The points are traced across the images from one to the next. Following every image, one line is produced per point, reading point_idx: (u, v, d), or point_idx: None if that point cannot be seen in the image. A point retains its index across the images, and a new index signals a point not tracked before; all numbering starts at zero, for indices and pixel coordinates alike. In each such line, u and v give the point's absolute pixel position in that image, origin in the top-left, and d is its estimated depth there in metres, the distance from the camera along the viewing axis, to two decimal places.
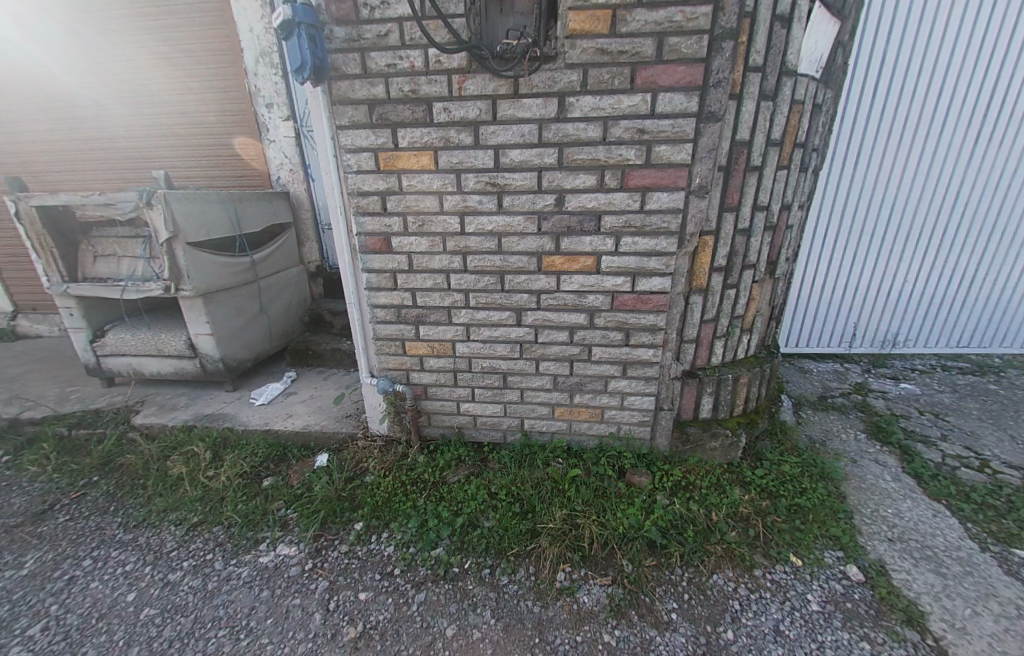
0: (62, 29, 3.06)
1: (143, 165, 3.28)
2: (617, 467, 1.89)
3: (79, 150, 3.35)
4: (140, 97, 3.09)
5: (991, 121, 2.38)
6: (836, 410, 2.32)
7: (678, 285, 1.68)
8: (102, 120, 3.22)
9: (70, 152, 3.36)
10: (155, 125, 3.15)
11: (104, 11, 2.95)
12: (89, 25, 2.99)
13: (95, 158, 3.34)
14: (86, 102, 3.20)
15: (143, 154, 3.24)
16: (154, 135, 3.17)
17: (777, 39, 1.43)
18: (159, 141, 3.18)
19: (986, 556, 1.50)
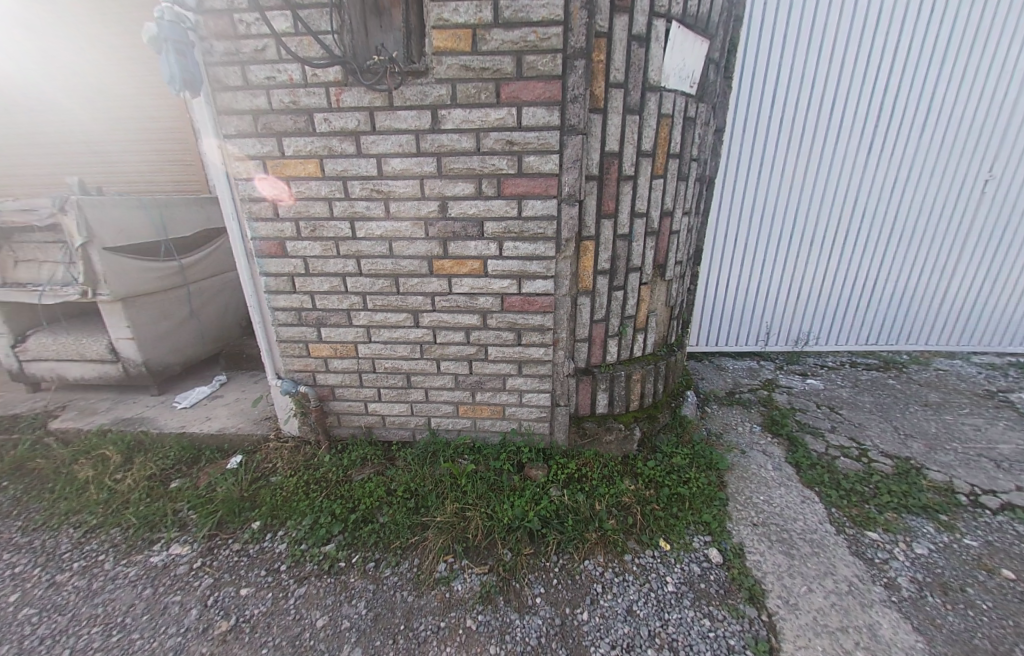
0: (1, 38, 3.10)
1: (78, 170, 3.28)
2: (516, 462, 1.97)
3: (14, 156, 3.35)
4: (81, 106, 3.15)
5: (877, 131, 2.54)
6: (740, 405, 2.44)
7: (562, 286, 1.76)
8: (41, 127, 3.25)
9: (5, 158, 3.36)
10: (95, 132, 3.19)
11: (43, 21, 3.02)
12: (31, 37, 3.07)
13: (32, 164, 3.35)
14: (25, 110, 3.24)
15: (82, 160, 3.26)
16: (94, 142, 3.22)
17: (636, 57, 1.51)
18: (98, 146, 3.22)
19: (838, 536, 1.61)
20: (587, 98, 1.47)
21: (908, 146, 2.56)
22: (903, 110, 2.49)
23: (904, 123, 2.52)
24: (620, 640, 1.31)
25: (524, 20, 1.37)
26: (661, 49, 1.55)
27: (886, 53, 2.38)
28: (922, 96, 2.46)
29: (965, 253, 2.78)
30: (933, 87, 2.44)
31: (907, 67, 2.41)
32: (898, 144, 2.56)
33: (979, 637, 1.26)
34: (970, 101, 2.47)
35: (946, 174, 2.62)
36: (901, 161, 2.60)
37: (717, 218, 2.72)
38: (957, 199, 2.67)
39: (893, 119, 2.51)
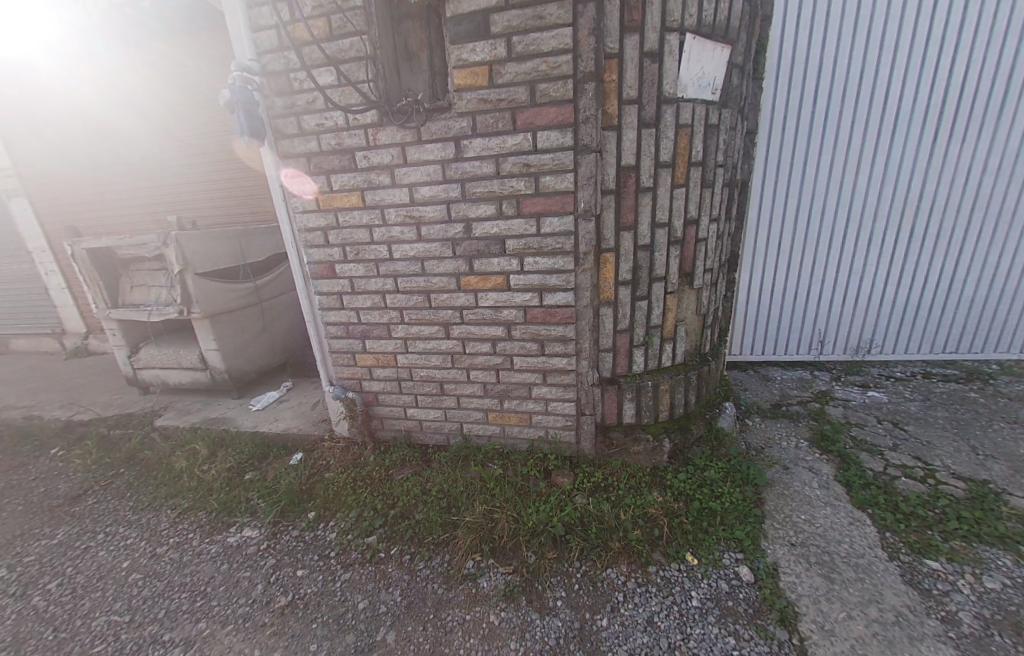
0: (117, 103, 3.75)
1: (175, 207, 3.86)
2: (543, 468, 2.04)
3: (127, 199, 4.00)
4: (176, 153, 3.71)
5: (947, 117, 2.30)
6: (786, 417, 2.31)
7: (583, 298, 1.84)
8: (145, 174, 3.86)
9: (120, 201, 4.03)
10: (188, 174, 3.73)
11: (149, 86, 3.62)
12: (139, 100, 3.68)
13: (140, 205, 3.98)
14: (134, 160, 3.86)
15: (177, 199, 3.83)
16: (184, 182, 3.76)
17: (648, 73, 1.58)
18: (190, 186, 3.75)
19: (890, 563, 1.48)
20: (598, 117, 1.57)
21: (987, 131, 2.30)
22: (977, 91, 2.24)
23: (980, 105, 2.26)
24: (638, 648, 1.32)
25: (536, 52, 1.50)
26: (675, 62, 1.59)
27: (953, 31, 2.16)
28: (1002, 74, 2.20)
29: None
30: (1016, 62, 2.18)
31: (980, 44, 2.17)
32: (974, 129, 2.30)
33: None
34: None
35: None
36: (978, 148, 2.33)
37: (759, 221, 2.59)
38: None
39: (966, 102, 2.27)
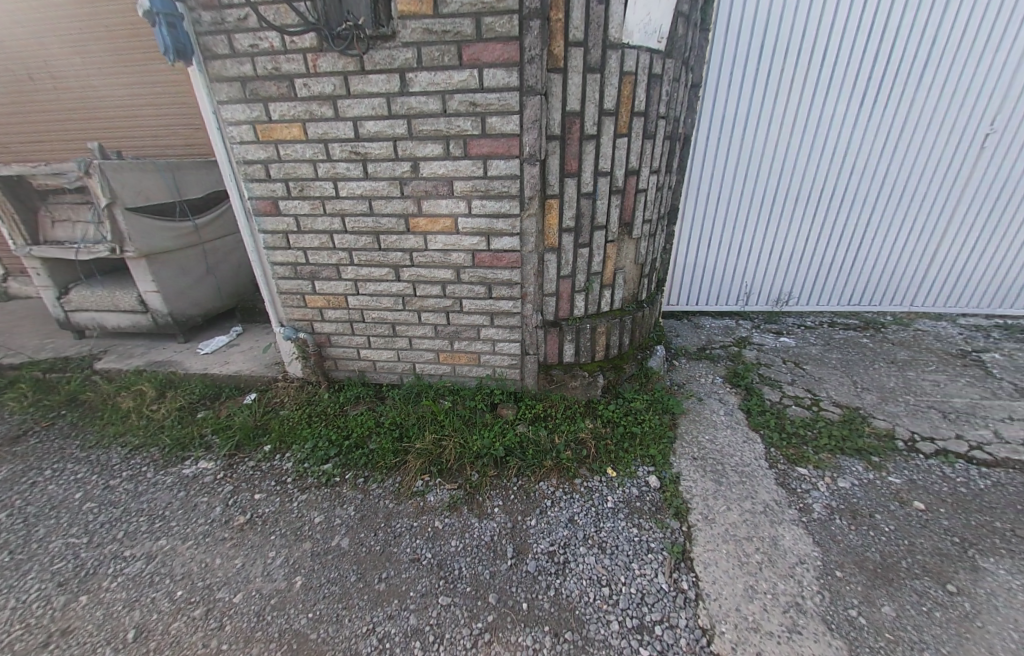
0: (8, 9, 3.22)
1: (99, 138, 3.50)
2: (490, 401, 2.22)
3: (39, 128, 3.57)
4: (91, 75, 3.30)
5: (873, 82, 2.46)
6: (707, 359, 2.63)
7: (528, 243, 1.93)
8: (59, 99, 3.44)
9: (31, 130, 3.59)
10: (111, 100, 3.35)
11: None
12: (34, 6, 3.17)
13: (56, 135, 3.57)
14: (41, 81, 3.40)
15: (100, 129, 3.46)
16: (107, 109, 3.38)
17: (594, 15, 1.59)
18: (115, 115, 3.38)
19: (768, 470, 1.81)
20: (543, 59, 1.58)
21: (905, 99, 2.49)
22: (902, 58, 2.39)
23: (904, 72, 2.42)
24: (558, 539, 1.58)
25: None
26: (621, 5, 1.61)
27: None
28: (926, 42, 2.35)
29: (957, 213, 2.76)
30: (940, 31, 2.32)
31: (910, 10, 2.28)
32: (895, 96, 2.48)
33: (871, 551, 1.46)
34: (979, 46, 2.34)
35: (944, 127, 2.55)
36: (897, 115, 2.53)
37: (699, 177, 2.75)
38: (955, 154, 2.61)
39: (892, 68, 2.42)
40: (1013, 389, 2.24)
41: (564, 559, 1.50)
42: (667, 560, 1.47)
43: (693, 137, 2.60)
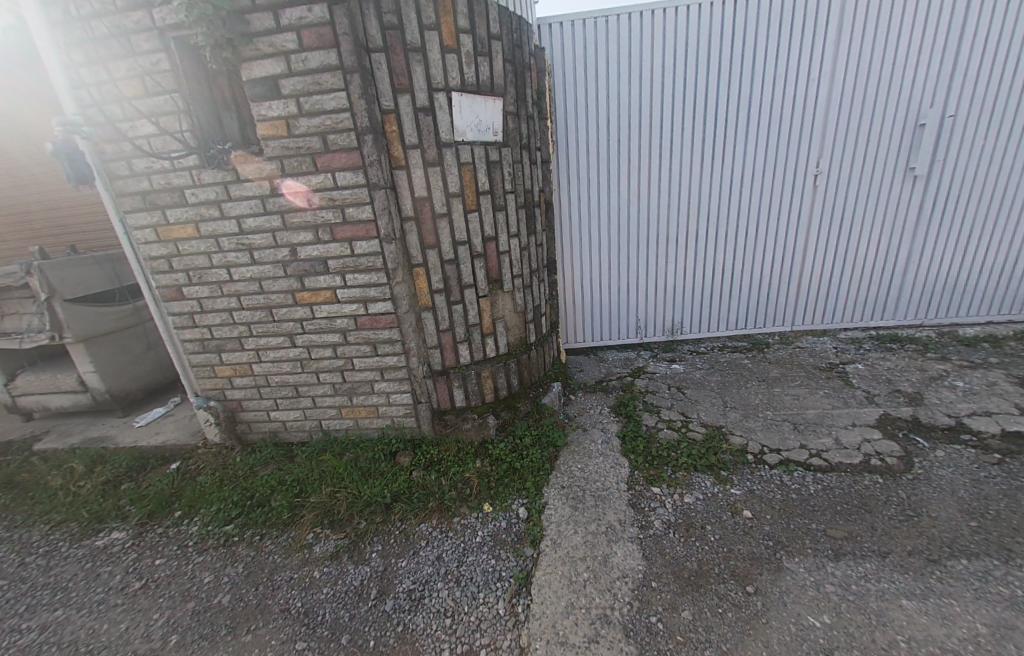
0: None
1: (88, 238, 4.16)
2: (390, 451, 2.39)
3: (29, 236, 4.16)
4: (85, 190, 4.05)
5: (702, 142, 2.87)
6: (601, 391, 2.89)
7: (402, 306, 2.21)
8: (51, 212, 4.10)
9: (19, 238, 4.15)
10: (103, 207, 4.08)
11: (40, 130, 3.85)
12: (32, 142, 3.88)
13: (43, 239, 4.15)
14: (33, 197, 4.04)
15: (90, 232, 4.14)
16: (98, 215, 4.10)
17: (423, 124, 1.99)
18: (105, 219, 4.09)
19: (625, 491, 2.00)
20: (380, 161, 1.96)
21: (734, 152, 2.89)
22: (720, 122, 2.82)
23: (725, 131, 2.84)
24: (421, 577, 1.72)
25: (320, 110, 1.90)
26: (447, 115, 2.01)
27: (693, 74, 2.72)
28: (736, 108, 2.79)
29: (811, 241, 3.07)
30: (743, 99, 2.77)
31: (714, 85, 2.74)
32: (725, 150, 2.89)
33: (690, 560, 1.64)
34: (779, 106, 2.78)
35: (777, 171, 2.92)
36: (731, 166, 2.92)
37: (572, 231, 3.09)
38: (793, 192, 2.96)
39: (715, 129, 2.84)
40: (864, 398, 2.48)
41: (419, 596, 1.64)
42: (511, 586, 1.62)
43: (559, 200, 2.98)
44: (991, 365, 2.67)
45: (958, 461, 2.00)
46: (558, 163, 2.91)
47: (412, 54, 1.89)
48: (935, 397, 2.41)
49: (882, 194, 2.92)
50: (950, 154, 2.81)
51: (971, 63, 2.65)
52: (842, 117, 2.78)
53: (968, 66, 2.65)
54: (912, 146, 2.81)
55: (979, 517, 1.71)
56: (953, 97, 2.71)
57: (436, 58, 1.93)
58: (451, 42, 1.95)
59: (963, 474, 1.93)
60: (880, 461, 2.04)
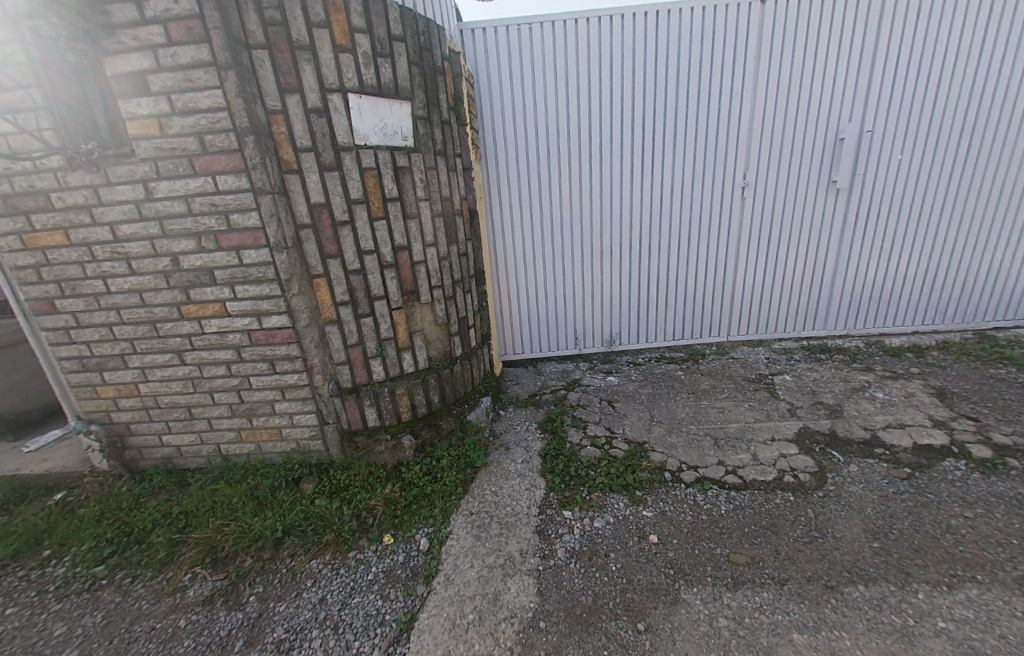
0: None
1: None
2: (294, 477, 2.22)
3: None
4: None
5: (631, 152, 2.84)
6: (532, 405, 2.79)
7: (302, 319, 2.04)
8: None
9: None
10: None
11: None
12: None
13: None
14: None
15: None
16: None
17: (316, 126, 1.84)
18: None
19: (534, 517, 1.89)
20: (266, 165, 1.81)
21: (663, 164, 2.87)
22: (646, 133, 2.79)
23: (653, 142, 2.82)
24: (296, 624, 1.57)
25: (195, 109, 1.73)
26: (344, 117, 1.88)
27: (618, 85, 2.68)
28: (662, 119, 2.76)
29: (742, 251, 3.07)
30: (670, 111, 2.75)
31: (640, 96, 2.71)
32: (654, 162, 2.86)
33: (585, 595, 1.53)
34: (705, 118, 2.77)
35: (706, 182, 2.91)
36: (661, 177, 2.90)
37: (505, 241, 3.00)
38: (722, 203, 2.96)
39: (643, 139, 2.81)
40: (786, 411, 2.46)
41: (289, 647, 1.48)
42: (390, 632, 1.49)
43: (489, 208, 2.89)
44: (910, 376, 2.70)
45: (870, 477, 1.98)
46: (487, 171, 2.82)
47: (299, 52, 1.75)
48: (854, 409, 2.41)
49: (808, 207, 2.95)
50: (869, 168, 2.85)
51: (885, 80, 2.69)
52: (766, 129, 2.79)
53: (884, 83, 2.70)
54: (834, 159, 2.84)
55: (882, 537, 1.67)
56: (870, 112, 2.75)
57: (328, 58, 1.79)
58: (345, 41, 1.81)
59: (871, 491, 1.90)
60: (793, 479, 2.00)
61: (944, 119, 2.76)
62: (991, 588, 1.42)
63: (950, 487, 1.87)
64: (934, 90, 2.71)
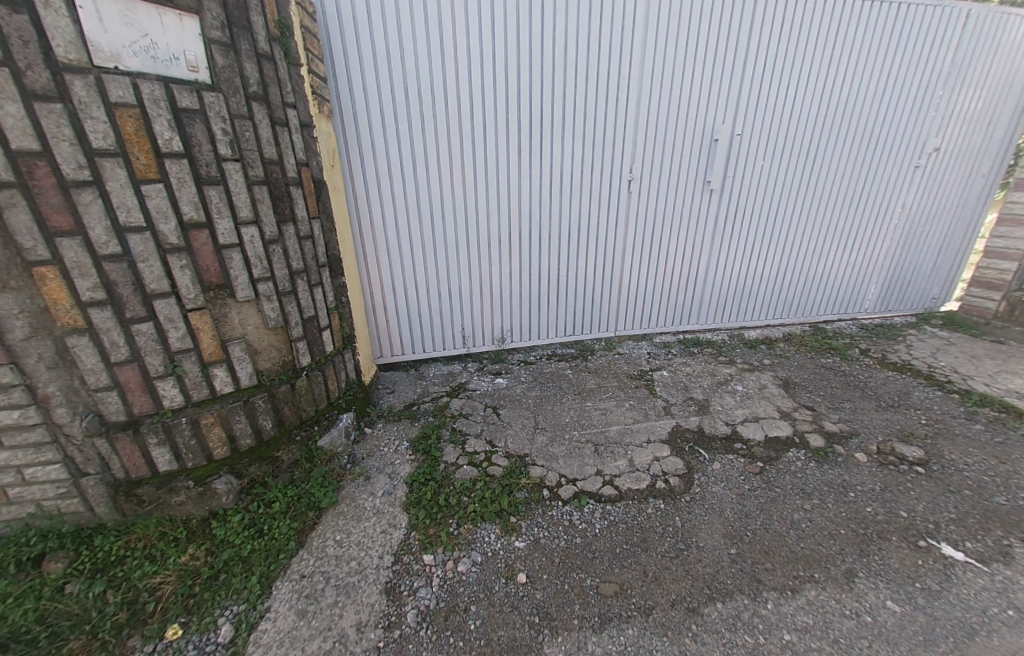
0: None
1: None
2: (33, 555, 1.54)
3: None
4: None
5: (516, 132, 2.56)
6: (406, 416, 2.38)
7: (14, 330, 1.35)
8: None
9: None
10: None
11: None
12: None
13: None
14: None
15: None
16: None
17: (6, 24, 1.14)
18: None
19: (385, 570, 1.53)
20: None
21: (549, 148, 2.66)
22: (532, 111, 2.54)
23: (539, 123, 2.58)
24: None
25: None
26: (65, 19, 1.21)
27: (500, 51, 2.36)
28: (548, 99, 2.54)
29: (628, 245, 3.03)
30: (556, 90, 2.53)
31: (525, 68, 2.43)
32: (540, 144, 2.63)
33: None
34: (592, 103, 2.61)
35: (594, 171, 2.78)
36: (547, 163, 2.69)
37: (373, 224, 2.53)
38: (609, 194, 2.86)
39: (528, 118, 2.55)
40: (662, 409, 2.46)
41: None
42: None
43: (350, 183, 2.40)
44: (764, 367, 2.94)
45: (731, 474, 2.02)
46: (345, 136, 2.32)
47: None
48: (720, 403, 2.50)
49: (687, 205, 3.01)
50: (738, 171, 2.98)
51: (754, 85, 2.79)
52: (651, 121, 2.73)
53: (752, 87, 2.79)
54: (709, 159, 2.91)
55: (739, 542, 1.67)
56: (739, 116, 2.85)
57: None
58: None
59: (732, 490, 1.93)
60: (665, 484, 1.95)
61: (800, 129, 2.98)
62: (826, 586, 1.48)
63: (794, 478, 1.99)
64: (792, 101, 2.89)
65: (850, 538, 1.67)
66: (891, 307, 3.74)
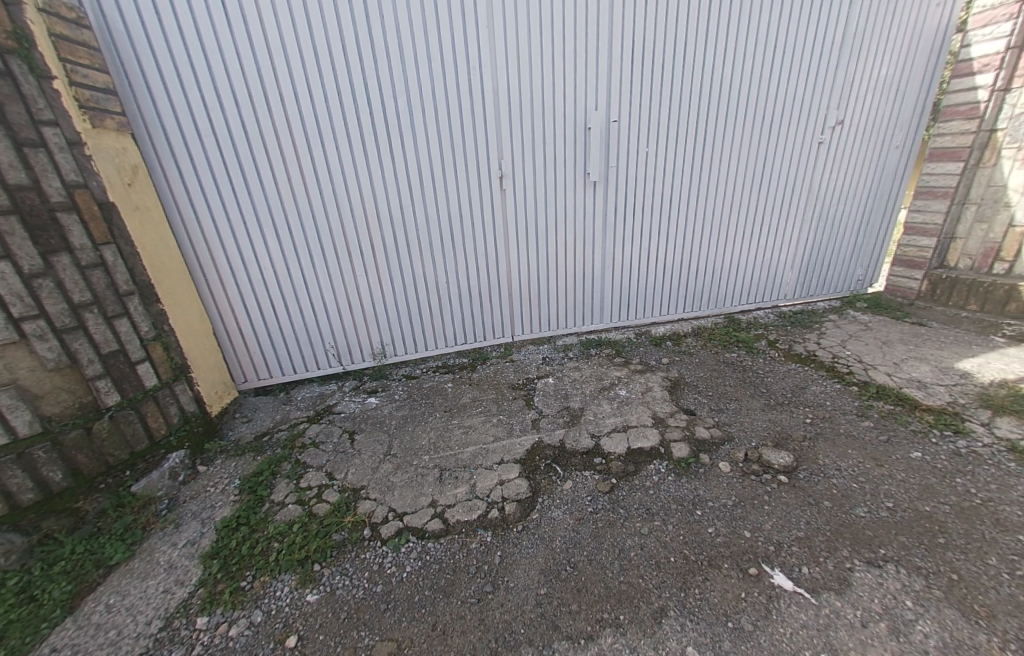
0: None
1: None
2: None
3: None
4: None
5: (360, 135, 2.36)
6: (251, 450, 2.25)
7: None
8: None
9: None
10: None
11: None
12: None
13: None
14: None
15: None
16: None
17: None
18: None
19: (146, 640, 1.38)
20: None
21: (403, 150, 2.45)
22: (375, 111, 2.33)
23: (384, 123, 2.37)
24: None
25: None
26: None
27: (323, 47, 2.15)
28: (390, 97, 2.32)
29: (511, 246, 2.85)
30: (397, 86, 2.31)
31: (357, 64, 2.22)
32: (390, 147, 2.42)
33: None
34: (443, 98, 2.39)
35: (458, 171, 2.57)
36: (403, 166, 2.48)
37: (209, 243, 2.34)
38: (480, 194, 2.66)
39: (372, 120, 2.34)
40: (530, 423, 2.32)
41: None
42: None
43: (175, 203, 2.22)
44: (657, 368, 2.78)
45: (577, 495, 1.87)
46: (155, 152, 2.13)
47: None
48: (593, 413, 2.34)
49: (569, 201, 2.82)
50: (621, 161, 2.79)
51: (628, 68, 2.57)
52: (514, 115, 2.53)
53: (626, 70, 2.58)
54: (587, 151, 2.71)
55: (552, 579, 1.51)
56: (615, 102, 2.64)
57: None
58: None
59: (570, 514, 1.77)
60: (499, 514, 1.80)
61: (685, 112, 2.77)
62: (625, 631, 1.32)
63: (643, 496, 1.84)
64: (673, 83, 2.68)
65: (676, 567, 1.52)
66: (813, 292, 3.56)
